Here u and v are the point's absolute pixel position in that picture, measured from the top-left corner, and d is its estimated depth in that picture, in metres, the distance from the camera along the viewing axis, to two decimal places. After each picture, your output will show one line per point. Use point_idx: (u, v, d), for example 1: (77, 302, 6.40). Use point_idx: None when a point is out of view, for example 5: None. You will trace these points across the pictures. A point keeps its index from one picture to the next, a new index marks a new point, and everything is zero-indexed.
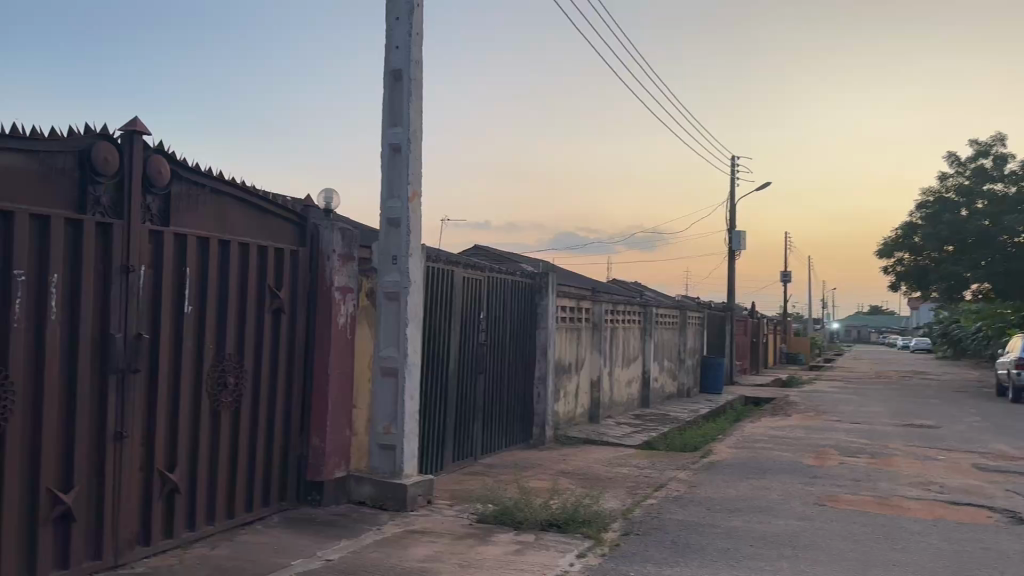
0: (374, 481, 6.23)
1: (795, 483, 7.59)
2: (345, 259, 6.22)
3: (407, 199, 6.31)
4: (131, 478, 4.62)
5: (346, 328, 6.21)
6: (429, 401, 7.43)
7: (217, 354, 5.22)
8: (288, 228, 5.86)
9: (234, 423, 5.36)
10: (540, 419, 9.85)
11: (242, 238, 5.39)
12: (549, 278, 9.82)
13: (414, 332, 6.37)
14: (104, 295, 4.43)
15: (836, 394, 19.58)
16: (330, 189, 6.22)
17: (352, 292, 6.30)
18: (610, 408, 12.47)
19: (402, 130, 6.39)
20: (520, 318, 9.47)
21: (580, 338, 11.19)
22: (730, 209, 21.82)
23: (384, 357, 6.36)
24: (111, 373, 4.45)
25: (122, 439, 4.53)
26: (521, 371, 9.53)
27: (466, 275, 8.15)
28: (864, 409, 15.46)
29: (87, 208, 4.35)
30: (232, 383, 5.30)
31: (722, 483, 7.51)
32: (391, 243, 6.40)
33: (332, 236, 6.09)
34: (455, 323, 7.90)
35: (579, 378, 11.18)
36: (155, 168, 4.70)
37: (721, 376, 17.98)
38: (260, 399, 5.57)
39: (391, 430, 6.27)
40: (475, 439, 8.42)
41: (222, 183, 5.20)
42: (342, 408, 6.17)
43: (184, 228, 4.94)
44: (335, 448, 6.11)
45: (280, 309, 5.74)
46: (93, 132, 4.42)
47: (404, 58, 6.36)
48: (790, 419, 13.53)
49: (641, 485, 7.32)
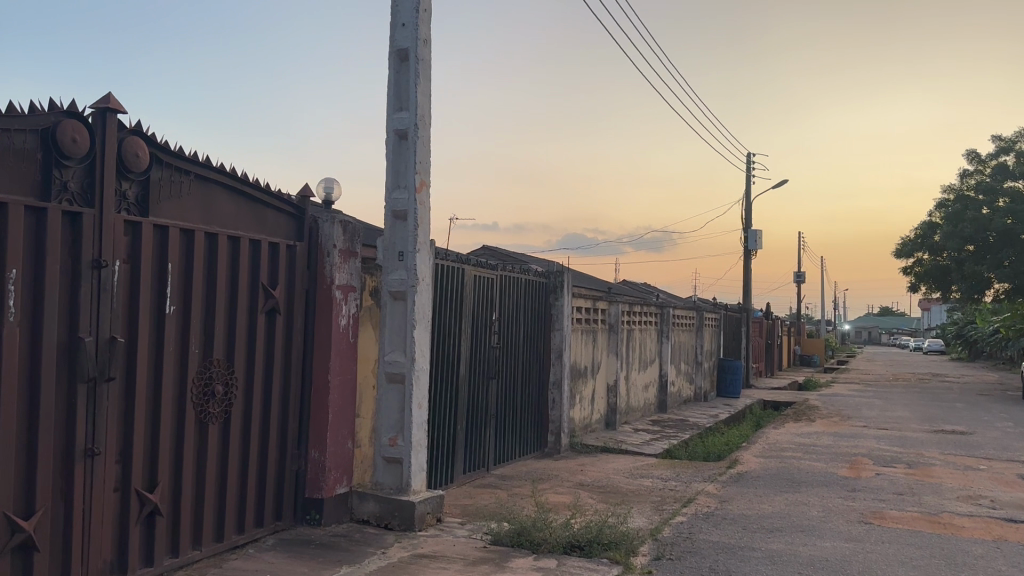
0: (378, 498, 5.71)
1: (833, 497, 7.04)
2: (346, 254, 5.68)
3: (414, 190, 5.79)
4: (105, 500, 4.10)
5: (348, 330, 5.69)
6: (438, 408, 6.90)
7: (204, 360, 4.69)
8: (283, 220, 5.34)
9: (222, 436, 4.85)
10: (555, 427, 9.30)
11: (232, 230, 4.87)
12: (564, 277, 9.29)
13: (422, 334, 5.85)
14: (73, 294, 3.92)
15: (857, 398, 18.98)
16: (330, 178, 5.71)
17: (354, 291, 5.77)
18: (627, 414, 11.92)
19: (408, 115, 5.86)
20: (534, 320, 8.94)
21: (596, 340, 10.65)
22: (746, 208, 21.26)
23: (389, 362, 5.82)
24: (80, 382, 3.93)
25: (93, 457, 4.01)
26: (535, 376, 8.99)
27: (477, 273, 7.63)
28: (890, 414, 14.84)
29: (52, 195, 3.83)
30: (220, 392, 4.78)
31: (754, 497, 6.97)
32: (397, 237, 5.87)
33: (333, 229, 5.56)
34: (466, 325, 7.38)
35: (595, 383, 10.63)
36: (131, 150, 4.19)
37: (739, 379, 17.40)
38: (252, 409, 5.04)
39: (397, 441, 5.74)
40: (487, 448, 7.88)
41: (209, 170, 4.68)
42: (343, 419, 5.65)
43: (166, 218, 4.42)
44: (336, 461, 5.58)
45: (275, 309, 5.22)
46: (60, 109, 3.91)
47: (411, 36, 5.84)
48: (814, 424, 12.94)
49: (668, 500, 6.78)
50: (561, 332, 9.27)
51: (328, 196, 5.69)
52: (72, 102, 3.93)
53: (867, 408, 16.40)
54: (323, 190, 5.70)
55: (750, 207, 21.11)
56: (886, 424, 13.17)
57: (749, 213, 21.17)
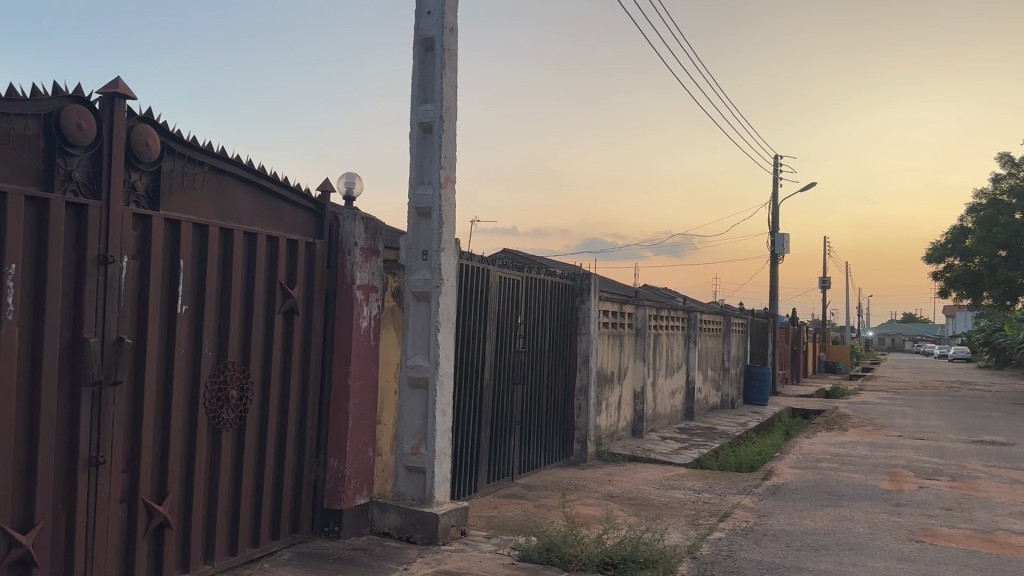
0: (400, 509, 5.42)
1: (878, 512, 6.66)
2: (368, 252, 5.40)
3: (439, 185, 5.50)
4: (110, 511, 3.83)
5: (369, 332, 5.40)
6: (462, 414, 6.60)
7: (218, 363, 4.42)
8: (302, 216, 5.07)
9: (237, 444, 4.58)
10: (581, 435, 8.98)
11: (248, 226, 4.60)
12: (591, 280, 8.98)
13: (447, 337, 5.55)
14: (77, 292, 3.66)
15: (888, 405, 18.49)
16: (351, 173, 5.44)
17: (376, 292, 5.49)
18: (653, 421, 11.57)
19: (434, 107, 5.57)
20: (560, 323, 8.62)
21: (623, 345, 10.32)
22: (774, 211, 20.85)
23: (412, 366, 5.53)
24: (84, 386, 3.67)
25: (98, 466, 3.75)
26: (560, 381, 8.67)
27: (502, 275, 7.34)
28: (925, 424, 14.37)
29: (55, 185, 3.58)
30: (235, 397, 4.51)
31: (794, 512, 6.62)
32: (421, 235, 5.59)
33: (354, 226, 5.28)
34: (490, 329, 7.08)
35: (622, 389, 10.29)
36: (141, 139, 3.93)
37: (766, 386, 16.98)
38: (269, 415, 4.77)
39: (420, 450, 5.45)
40: (512, 456, 7.58)
41: (225, 161, 4.42)
42: (363, 426, 5.36)
43: (178, 211, 4.16)
44: (356, 470, 5.30)
45: (293, 310, 4.95)
46: (64, 93, 3.66)
47: (436, 24, 5.56)
48: (847, 433, 12.52)
49: (704, 514, 6.44)
50: (588, 336, 8.95)
51: (349, 192, 5.42)
52: (78, 86, 3.68)
53: (899, 416, 15.93)
54: (344, 186, 5.43)
55: (777, 210, 20.71)
56: (922, 433, 12.73)
57: (776, 216, 20.76)
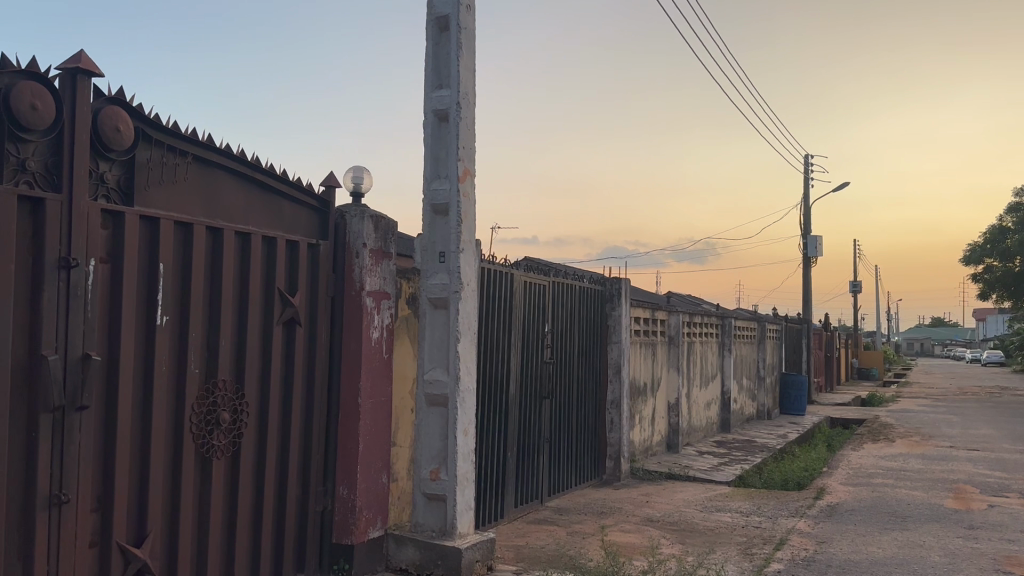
0: (418, 542, 4.82)
1: (951, 536, 5.97)
2: (378, 255, 4.84)
3: (457, 179, 4.94)
4: (77, 558, 3.27)
5: (381, 345, 4.83)
6: (485, 432, 6.01)
7: (207, 381, 3.85)
8: (304, 215, 4.51)
9: (230, 474, 4.01)
10: (614, 451, 8.33)
11: (240, 226, 4.04)
12: (621, 285, 8.39)
13: (467, 348, 4.97)
14: (33, 302, 3.12)
15: (930, 414, 17.63)
16: (359, 167, 4.87)
17: (388, 299, 4.92)
18: (689, 435, 10.90)
19: (449, 93, 5.00)
20: (589, 331, 8.02)
21: (656, 354, 9.69)
22: (806, 212, 20.12)
23: (429, 381, 4.93)
24: (43, 412, 3.13)
25: (61, 505, 3.19)
26: (590, 394, 8.06)
27: (527, 280, 6.77)
28: (975, 433, 13.57)
29: (4, 176, 3.05)
30: (228, 420, 3.95)
31: (858, 537, 5.95)
32: (437, 235, 5.02)
33: (362, 225, 4.72)
34: (515, 338, 6.49)
35: (656, 401, 9.65)
36: (110, 123, 3.39)
37: (803, 395, 16.21)
38: (268, 440, 4.20)
39: (440, 475, 4.85)
40: (541, 477, 6.96)
41: (210, 149, 3.87)
42: (376, 449, 4.79)
43: (157, 208, 3.61)
44: (368, 500, 4.72)
45: (295, 320, 4.38)
46: (15, 69, 3.12)
47: (451, 2, 5.00)
48: (895, 445, 11.78)
49: (756, 543, 5.81)
50: (620, 344, 8.33)
51: (357, 187, 4.85)
52: (32, 60, 3.14)
53: (946, 425, 15.11)
54: (351, 181, 4.86)
55: (808, 211, 20.03)
56: (976, 444, 11.95)
57: (807, 218, 20.08)
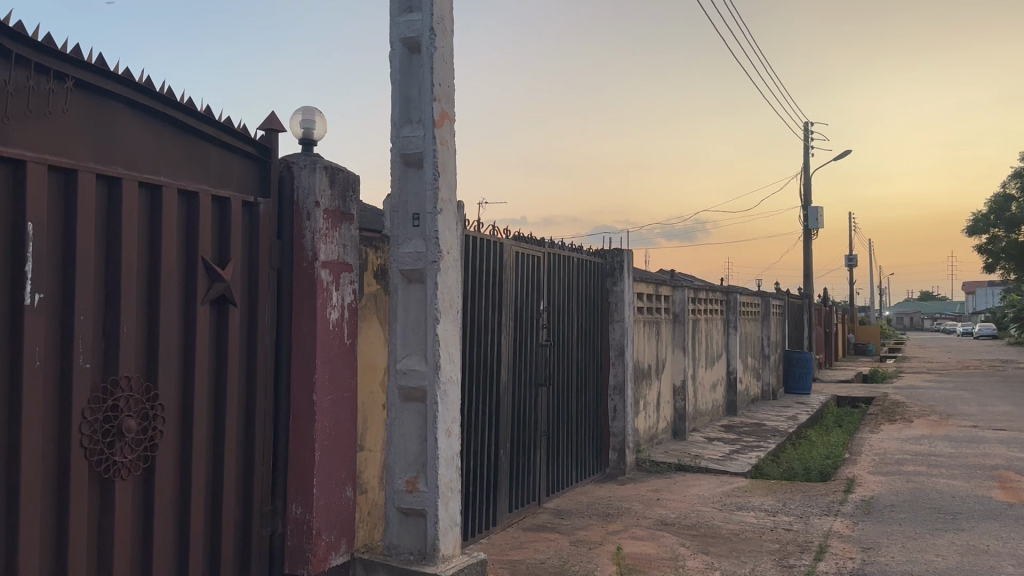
0: (392, 569, 3.95)
1: (1015, 538, 5.14)
2: (336, 216, 3.91)
3: (432, 124, 4.00)
4: None
5: (341, 328, 3.91)
6: (472, 428, 5.11)
7: (105, 378, 2.94)
8: (237, 166, 3.59)
9: (143, 498, 3.11)
10: (618, 442, 7.46)
11: (148, 176, 3.10)
12: (623, 257, 7.49)
13: (449, 330, 4.05)
14: None
15: (939, 390, 16.83)
16: (309, 108, 3.93)
17: (350, 272, 4.00)
18: (694, 420, 10.04)
19: (420, 18, 4.05)
20: (589, 310, 7.13)
21: (660, 333, 8.80)
22: (807, 183, 19.26)
23: (402, 371, 4.02)
24: None
25: None
26: (591, 380, 7.17)
27: (518, 250, 5.85)
28: (996, 410, 12.80)
29: None
30: (136, 427, 3.04)
31: (909, 542, 5.11)
32: (409, 193, 4.09)
33: (313, 178, 3.81)
34: (505, 317, 5.59)
35: (660, 384, 8.79)
36: None
37: (809, 373, 15.39)
38: (195, 452, 3.30)
39: (418, 486, 3.96)
40: (537, 476, 6.09)
41: (101, 75, 2.93)
42: (337, 455, 3.89)
43: (23, 147, 2.67)
44: (328, 517, 3.84)
45: (227, 298, 3.46)
46: None
47: None
48: (915, 426, 10.96)
49: (793, 551, 4.95)
50: (622, 323, 7.44)
51: (308, 133, 3.92)
52: None
53: (961, 402, 14.34)
54: (300, 125, 3.93)
55: (809, 180, 19.18)
56: (1000, 423, 11.15)
57: (808, 188, 19.22)
